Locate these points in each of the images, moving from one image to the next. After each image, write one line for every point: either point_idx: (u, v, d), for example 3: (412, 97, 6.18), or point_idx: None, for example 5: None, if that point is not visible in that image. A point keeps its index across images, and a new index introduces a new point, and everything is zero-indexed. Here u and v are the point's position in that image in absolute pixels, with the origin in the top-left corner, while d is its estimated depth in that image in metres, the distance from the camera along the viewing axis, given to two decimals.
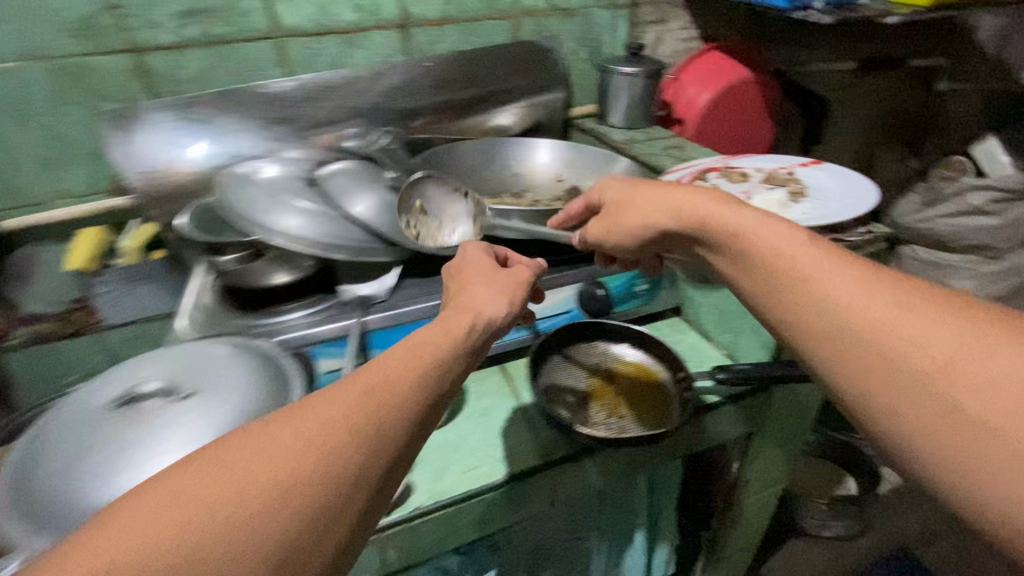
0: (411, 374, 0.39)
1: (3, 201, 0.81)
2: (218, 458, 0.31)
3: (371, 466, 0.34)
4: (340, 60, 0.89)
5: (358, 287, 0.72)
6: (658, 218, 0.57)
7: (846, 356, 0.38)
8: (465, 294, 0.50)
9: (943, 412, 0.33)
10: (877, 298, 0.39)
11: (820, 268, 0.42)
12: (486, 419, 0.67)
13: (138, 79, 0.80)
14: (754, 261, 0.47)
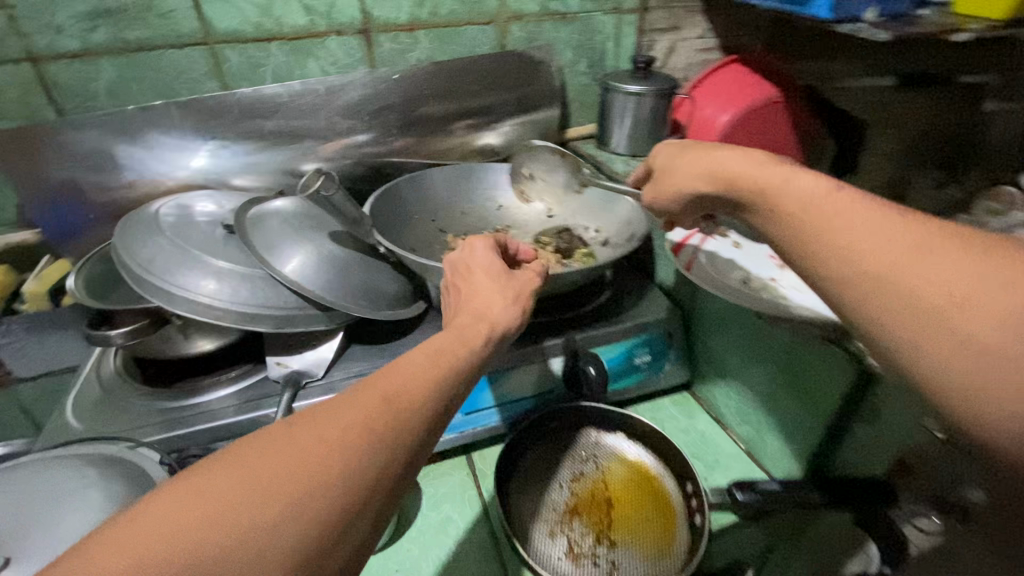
0: (434, 374, 0.35)
1: None
2: (238, 453, 0.28)
3: (394, 462, 0.30)
4: (289, 71, 0.74)
5: (286, 360, 0.59)
6: (693, 182, 0.45)
7: (854, 298, 0.30)
8: (472, 295, 0.45)
9: (966, 362, 0.26)
10: (893, 236, 0.30)
11: (836, 207, 0.32)
12: (445, 536, 0.55)
13: (35, 93, 0.65)
14: (778, 217, 0.36)
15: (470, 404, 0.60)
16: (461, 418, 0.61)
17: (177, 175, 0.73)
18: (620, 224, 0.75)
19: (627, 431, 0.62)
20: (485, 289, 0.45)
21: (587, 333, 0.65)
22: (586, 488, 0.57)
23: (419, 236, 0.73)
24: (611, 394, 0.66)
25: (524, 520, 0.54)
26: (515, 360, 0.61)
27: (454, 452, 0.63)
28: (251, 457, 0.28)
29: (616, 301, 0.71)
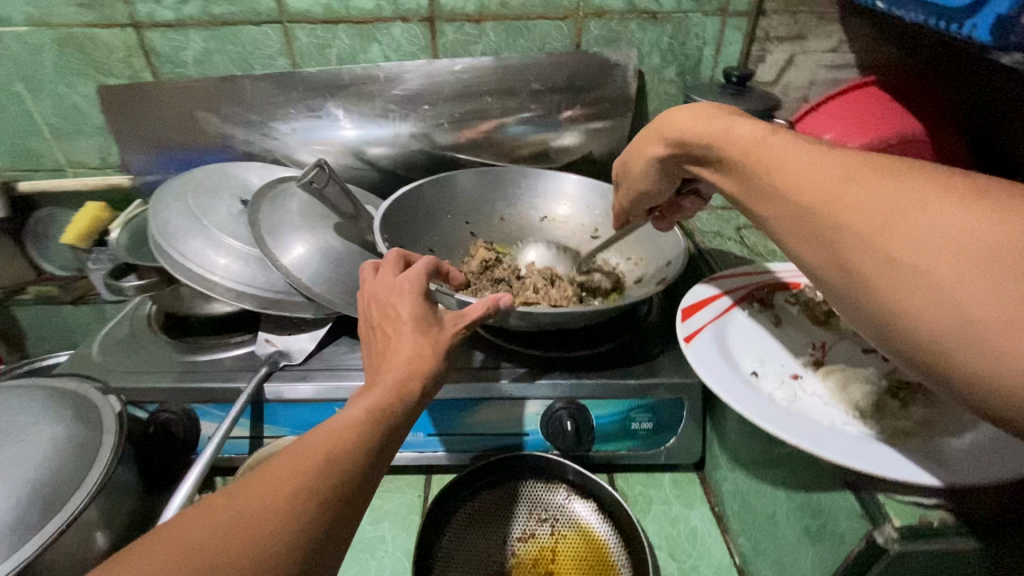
0: (374, 432, 0.35)
1: (26, 162, 0.82)
2: (173, 535, 0.28)
3: (337, 525, 0.31)
4: (353, 54, 0.75)
5: (275, 339, 0.61)
6: (656, 146, 0.46)
7: (793, 231, 0.32)
8: (393, 351, 0.40)
9: (885, 275, 0.27)
10: (821, 170, 0.31)
11: (769, 153, 0.35)
12: (368, 556, 0.53)
13: (139, 55, 0.74)
14: (732, 169, 0.38)
15: (431, 426, 0.57)
16: (423, 437, 0.58)
17: (244, 143, 0.79)
18: (664, 261, 0.64)
19: (599, 503, 0.54)
20: (407, 344, 0.41)
21: (578, 378, 0.56)
22: (530, 553, 0.51)
23: (447, 235, 0.71)
24: (598, 453, 0.59)
25: (449, 568, 0.50)
26: (487, 392, 0.55)
27: (415, 469, 0.61)
28: (189, 538, 0.28)
29: (635, 349, 0.61)
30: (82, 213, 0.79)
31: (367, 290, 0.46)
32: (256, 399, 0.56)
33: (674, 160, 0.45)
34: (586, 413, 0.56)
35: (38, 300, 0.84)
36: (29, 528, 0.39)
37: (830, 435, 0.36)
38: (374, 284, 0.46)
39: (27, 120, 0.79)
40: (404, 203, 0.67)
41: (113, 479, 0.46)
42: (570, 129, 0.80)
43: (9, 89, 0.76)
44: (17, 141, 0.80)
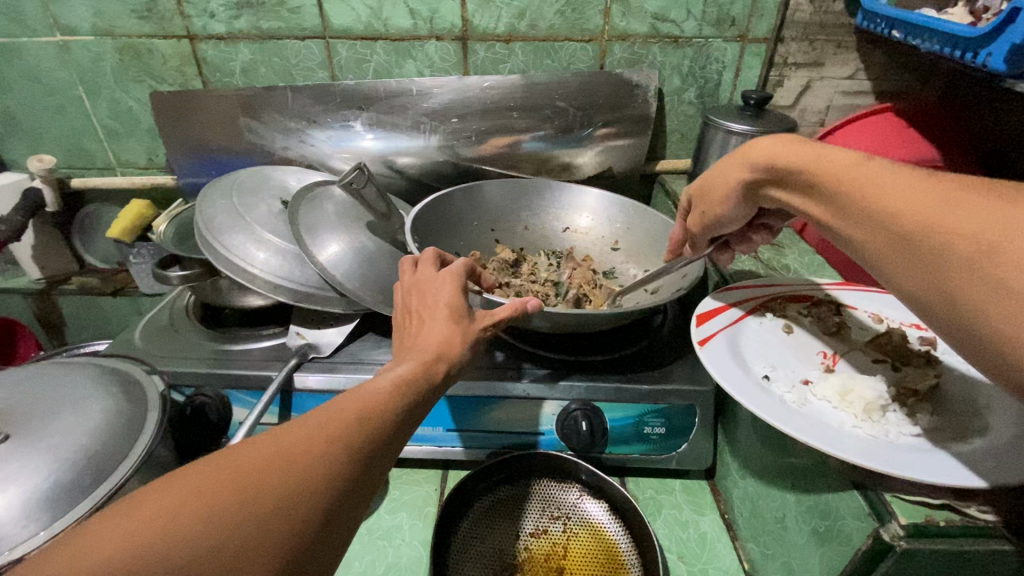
0: (403, 399, 0.37)
1: (80, 160, 0.88)
2: (226, 455, 0.30)
3: (365, 472, 0.33)
4: (389, 69, 0.80)
5: (305, 332, 0.64)
6: (740, 171, 0.45)
7: (888, 255, 0.32)
8: (426, 335, 0.43)
9: (983, 297, 0.27)
10: (925, 197, 0.31)
11: (866, 176, 0.34)
12: (387, 543, 0.55)
13: (192, 66, 0.79)
14: (821, 195, 0.37)
15: (447, 420, 0.60)
16: (443, 431, 0.60)
17: (282, 149, 0.84)
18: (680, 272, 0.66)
19: (610, 503, 0.56)
20: (439, 330, 0.43)
21: (595, 381, 0.58)
22: (543, 548, 0.52)
23: (472, 241, 0.74)
24: (611, 455, 0.60)
25: (463, 559, 0.51)
26: (505, 390, 0.58)
27: (434, 462, 0.63)
28: (237, 460, 0.30)
29: (650, 355, 0.63)
30: (128, 209, 0.83)
31: (408, 278, 0.50)
32: (285, 388, 0.59)
33: (751, 188, 0.45)
34: (601, 415, 0.58)
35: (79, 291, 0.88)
36: (81, 491, 0.42)
37: (858, 444, 0.37)
38: (416, 277, 0.49)
39: (82, 122, 0.84)
40: (431, 210, 0.70)
41: (154, 456, 0.49)
42: (592, 146, 0.84)
43: (70, 93, 0.81)
44: (74, 141, 0.86)
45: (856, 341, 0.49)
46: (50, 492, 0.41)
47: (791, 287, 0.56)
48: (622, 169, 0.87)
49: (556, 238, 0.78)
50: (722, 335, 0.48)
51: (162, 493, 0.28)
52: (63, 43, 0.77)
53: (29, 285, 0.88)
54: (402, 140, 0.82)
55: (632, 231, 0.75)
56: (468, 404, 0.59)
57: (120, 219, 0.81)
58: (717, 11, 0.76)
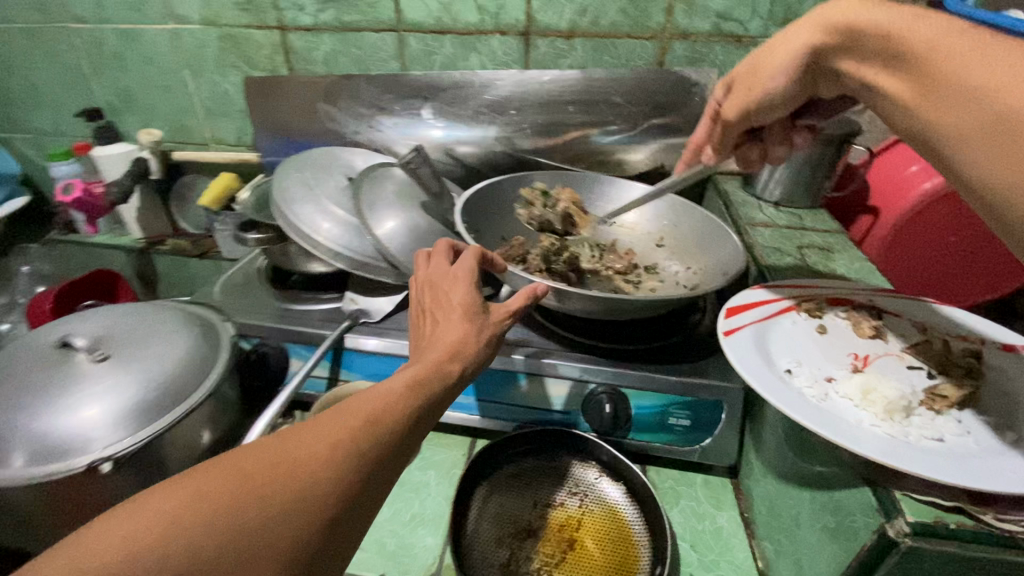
0: (414, 400, 0.38)
1: (182, 136, 0.99)
2: (236, 455, 0.32)
3: (374, 474, 0.34)
4: (454, 61, 0.85)
5: (359, 299, 0.70)
6: (810, 35, 0.43)
7: (962, 129, 0.32)
8: (442, 331, 0.46)
9: None
10: (1019, 69, 0.30)
11: (957, 44, 0.33)
12: (413, 496, 0.60)
13: (281, 53, 0.88)
14: (901, 63, 0.36)
15: (478, 391, 0.63)
16: (474, 401, 0.64)
17: (353, 133, 0.90)
18: (721, 269, 0.65)
19: (627, 486, 0.57)
20: (454, 328, 0.46)
21: (622, 368, 0.60)
22: (557, 519, 0.55)
23: (519, 227, 0.78)
24: (632, 441, 0.62)
25: (480, 518, 0.55)
26: (534, 367, 0.61)
27: (464, 430, 0.67)
28: (248, 462, 0.32)
29: (682, 349, 0.63)
30: (217, 181, 0.95)
31: (426, 275, 0.53)
32: (337, 346, 0.65)
33: (816, 56, 0.44)
34: (625, 401, 0.59)
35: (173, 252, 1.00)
36: (163, 408, 0.50)
37: (873, 442, 0.36)
38: (429, 272, 0.53)
39: (186, 101, 0.95)
40: (482, 195, 0.74)
41: (222, 390, 0.56)
42: (645, 142, 0.85)
43: (178, 75, 0.92)
44: (178, 118, 0.97)
45: (895, 347, 0.48)
46: (136, 408, 0.48)
47: (830, 289, 0.55)
48: (675, 167, 0.87)
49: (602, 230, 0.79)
50: (746, 328, 0.48)
51: (174, 491, 0.29)
52: (176, 31, 0.88)
53: (132, 242, 1.00)
54: (462, 128, 0.87)
55: (678, 228, 0.76)
56: (499, 377, 0.62)
57: (208, 188, 0.92)
58: (783, 10, 0.75)
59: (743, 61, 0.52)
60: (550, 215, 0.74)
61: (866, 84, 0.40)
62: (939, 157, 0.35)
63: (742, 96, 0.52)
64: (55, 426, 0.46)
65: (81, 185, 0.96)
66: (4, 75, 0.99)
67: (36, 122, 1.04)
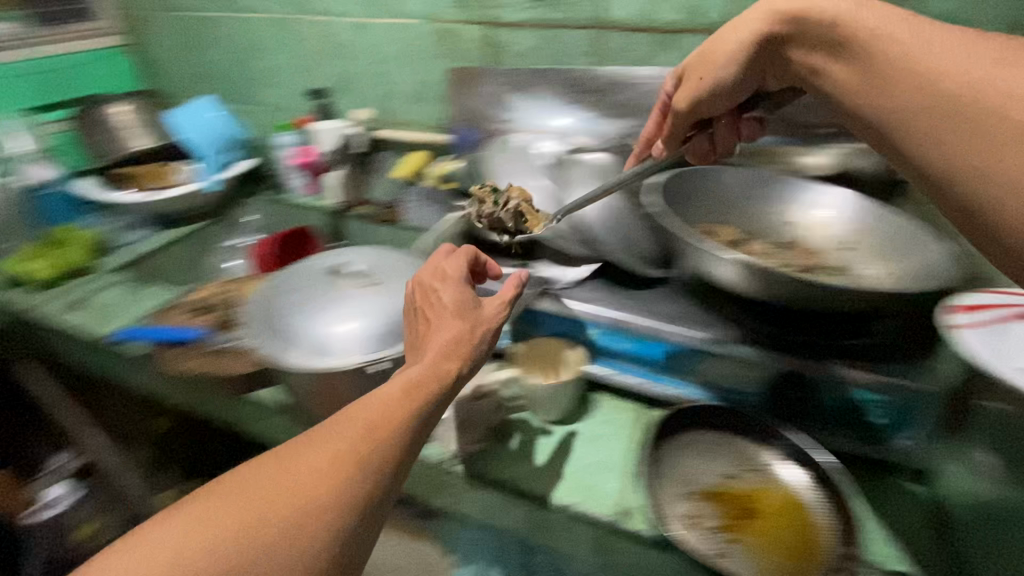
0: (406, 408, 0.42)
1: (385, 116, 1.15)
2: (238, 479, 0.37)
3: (374, 484, 0.38)
4: (647, 57, 0.89)
5: (549, 267, 0.78)
6: (770, 24, 0.51)
7: (910, 109, 0.38)
8: (437, 332, 0.50)
9: (990, 147, 0.34)
10: (966, 60, 0.36)
11: (911, 34, 0.39)
12: (594, 446, 0.66)
13: (486, 47, 0.98)
14: (851, 51, 0.43)
15: (656, 362, 0.67)
16: (651, 371, 0.68)
17: (540, 121, 0.99)
18: (930, 270, 0.63)
19: (810, 470, 0.58)
20: (447, 328, 0.50)
21: (813, 358, 0.60)
22: (736, 488, 0.58)
23: (700, 216, 0.81)
24: (814, 432, 0.63)
25: (662, 474, 0.60)
26: (718, 347, 0.63)
27: (636, 398, 0.72)
28: (252, 484, 0.37)
29: (881, 348, 0.61)
30: (411, 158, 1.10)
31: (417, 279, 0.58)
32: (529, 306, 0.73)
33: (772, 40, 0.51)
34: (811, 390, 0.61)
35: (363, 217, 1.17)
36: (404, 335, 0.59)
37: None
38: (425, 274, 0.57)
39: (395, 86, 1.10)
40: (673, 183, 0.79)
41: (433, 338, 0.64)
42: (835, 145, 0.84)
43: (393, 63, 1.07)
44: (385, 100, 1.13)
45: None
46: (382, 332, 0.58)
47: None
48: (865, 173, 0.85)
49: (786, 227, 0.80)
50: (985, 323, 0.52)
51: (190, 518, 0.35)
52: (399, 25, 1.02)
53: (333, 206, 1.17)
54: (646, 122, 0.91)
55: (873, 230, 0.74)
56: (679, 351, 0.66)
57: (403, 159, 1.07)
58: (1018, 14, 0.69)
59: (696, 50, 0.60)
60: (501, 214, 0.80)
61: (819, 73, 0.47)
62: (886, 141, 0.40)
63: (697, 87, 0.59)
64: (328, 330, 0.58)
65: (303, 154, 1.18)
66: (251, 56, 1.20)
67: (266, 96, 1.24)
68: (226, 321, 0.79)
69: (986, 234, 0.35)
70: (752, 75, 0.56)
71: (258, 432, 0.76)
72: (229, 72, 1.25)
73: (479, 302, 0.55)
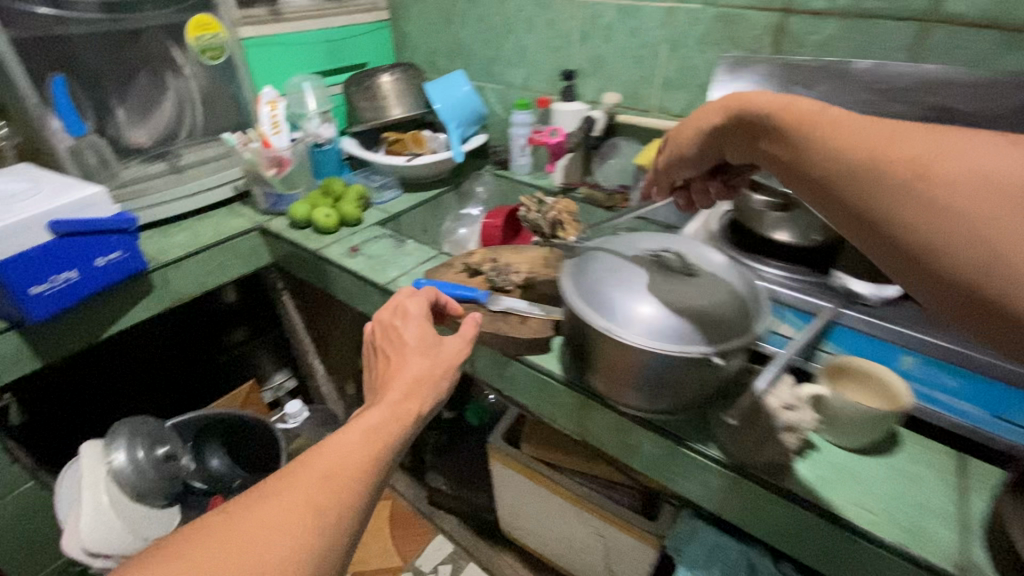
0: (366, 448, 0.56)
1: (631, 101, 1.15)
2: (216, 522, 0.47)
3: (338, 514, 0.51)
4: (984, 57, 0.79)
5: (850, 279, 0.70)
6: (716, 115, 0.57)
7: (846, 187, 0.42)
8: (400, 370, 0.64)
9: (924, 221, 0.37)
10: (876, 136, 0.41)
11: (830, 124, 0.44)
12: (900, 479, 0.60)
13: (772, 36, 0.94)
14: (786, 139, 0.48)
15: (998, 409, 0.58)
16: (987, 416, 0.59)
17: None
18: None
19: None
20: (413, 364, 0.64)
21: None
22: None
23: None
24: None
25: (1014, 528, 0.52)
26: None
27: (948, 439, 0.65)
28: (239, 525, 0.47)
29: None
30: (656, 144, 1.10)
31: (381, 316, 0.70)
32: (832, 320, 0.66)
33: (713, 123, 0.58)
34: None
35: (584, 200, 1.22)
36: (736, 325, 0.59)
37: None
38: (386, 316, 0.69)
39: (652, 71, 1.10)
40: None
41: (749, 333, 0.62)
42: None
43: (656, 48, 1.07)
44: (636, 84, 1.13)
45: None
46: (697, 328, 0.59)
47: None
48: None
49: None
50: None
51: (188, 558, 0.44)
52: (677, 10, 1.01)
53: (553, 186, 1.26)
54: None
55: None
56: None
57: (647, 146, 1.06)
58: None
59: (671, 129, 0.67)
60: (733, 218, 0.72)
61: (763, 156, 0.52)
62: (857, 227, 0.42)
63: (671, 150, 0.66)
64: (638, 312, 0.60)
65: (547, 139, 1.21)
66: (505, 37, 1.27)
67: (509, 76, 1.31)
68: (497, 285, 0.84)
69: (947, 286, 0.37)
70: (712, 153, 0.62)
71: (517, 389, 0.81)
72: (478, 52, 1.34)
73: (441, 342, 0.68)
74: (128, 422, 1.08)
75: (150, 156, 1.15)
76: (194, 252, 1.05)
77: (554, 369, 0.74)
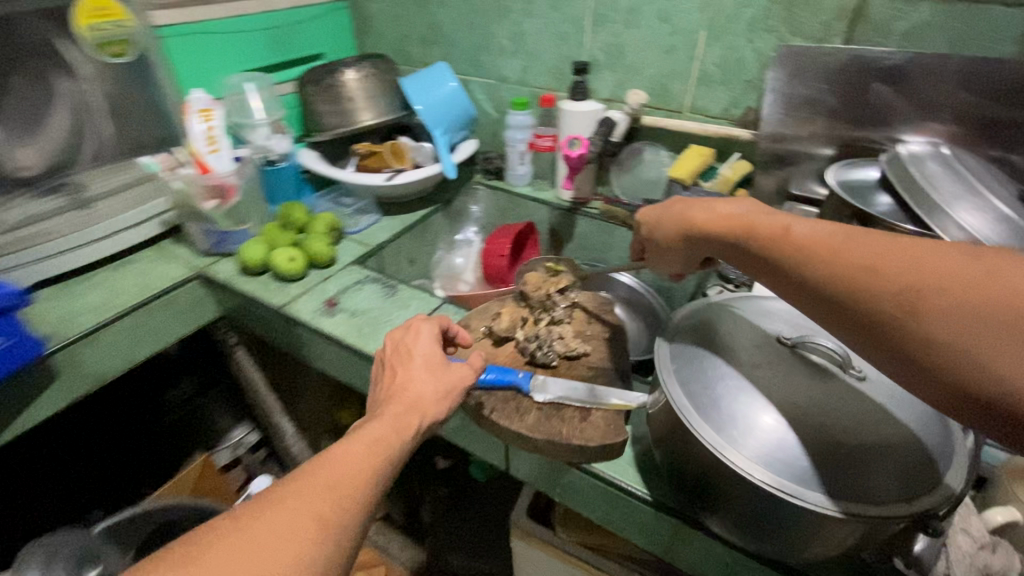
0: (372, 460, 0.46)
1: (658, 100, 0.96)
2: (184, 548, 0.37)
3: (335, 539, 0.41)
4: None
5: None
6: (676, 230, 0.55)
7: (836, 317, 0.41)
8: (411, 384, 0.54)
9: (929, 353, 0.35)
10: (856, 257, 0.39)
11: (795, 248, 0.43)
12: None
13: (846, 22, 0.77)
14: (759, 258, 0.46)
15: None
16: None
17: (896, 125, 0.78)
18: None
19: None
20: (424, 378, 0.54)
21: None
22: None
23: None
24: None
25: None
26: None
27: None
28: (214, 554, 0.37)
29: None
30: (692, 152, 0.92)
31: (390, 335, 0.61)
32: None
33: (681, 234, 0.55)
34: None
35: (602, 216, 1.02)
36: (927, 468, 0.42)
37: None
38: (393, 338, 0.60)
39: (687, 64, 0.91)
40: None
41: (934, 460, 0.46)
42: None
43: (694, 35, 0.88)
44: (666, 79, 0.94)
45: None
46: (874, 472, 0.42)
47: None
48: None
49: None
50: None
51: None
52: None
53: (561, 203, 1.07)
54: None
55: None
56: None
57: (683, 158, 0.90)
58: None
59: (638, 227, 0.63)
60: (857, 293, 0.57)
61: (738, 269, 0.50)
62: (868, 349, 0.40)
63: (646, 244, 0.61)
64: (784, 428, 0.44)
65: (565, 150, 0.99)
66: (498, 21, 1.04)
67: (502, 69, 1.09)
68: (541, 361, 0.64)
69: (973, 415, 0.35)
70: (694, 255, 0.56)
71: (572, 495, 0.62)
72: (463, 39, 1.10)
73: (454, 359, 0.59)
74: (44, 543, 0.84)
75: (43, 189, 0.84)
76: (113, 318, 0.78)
77: (635, 485, 0.56)
